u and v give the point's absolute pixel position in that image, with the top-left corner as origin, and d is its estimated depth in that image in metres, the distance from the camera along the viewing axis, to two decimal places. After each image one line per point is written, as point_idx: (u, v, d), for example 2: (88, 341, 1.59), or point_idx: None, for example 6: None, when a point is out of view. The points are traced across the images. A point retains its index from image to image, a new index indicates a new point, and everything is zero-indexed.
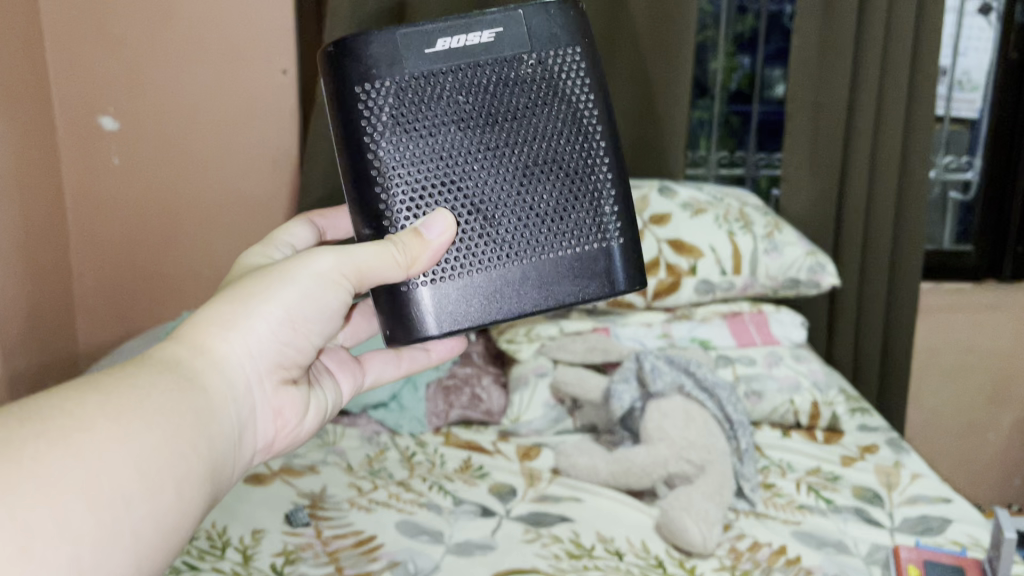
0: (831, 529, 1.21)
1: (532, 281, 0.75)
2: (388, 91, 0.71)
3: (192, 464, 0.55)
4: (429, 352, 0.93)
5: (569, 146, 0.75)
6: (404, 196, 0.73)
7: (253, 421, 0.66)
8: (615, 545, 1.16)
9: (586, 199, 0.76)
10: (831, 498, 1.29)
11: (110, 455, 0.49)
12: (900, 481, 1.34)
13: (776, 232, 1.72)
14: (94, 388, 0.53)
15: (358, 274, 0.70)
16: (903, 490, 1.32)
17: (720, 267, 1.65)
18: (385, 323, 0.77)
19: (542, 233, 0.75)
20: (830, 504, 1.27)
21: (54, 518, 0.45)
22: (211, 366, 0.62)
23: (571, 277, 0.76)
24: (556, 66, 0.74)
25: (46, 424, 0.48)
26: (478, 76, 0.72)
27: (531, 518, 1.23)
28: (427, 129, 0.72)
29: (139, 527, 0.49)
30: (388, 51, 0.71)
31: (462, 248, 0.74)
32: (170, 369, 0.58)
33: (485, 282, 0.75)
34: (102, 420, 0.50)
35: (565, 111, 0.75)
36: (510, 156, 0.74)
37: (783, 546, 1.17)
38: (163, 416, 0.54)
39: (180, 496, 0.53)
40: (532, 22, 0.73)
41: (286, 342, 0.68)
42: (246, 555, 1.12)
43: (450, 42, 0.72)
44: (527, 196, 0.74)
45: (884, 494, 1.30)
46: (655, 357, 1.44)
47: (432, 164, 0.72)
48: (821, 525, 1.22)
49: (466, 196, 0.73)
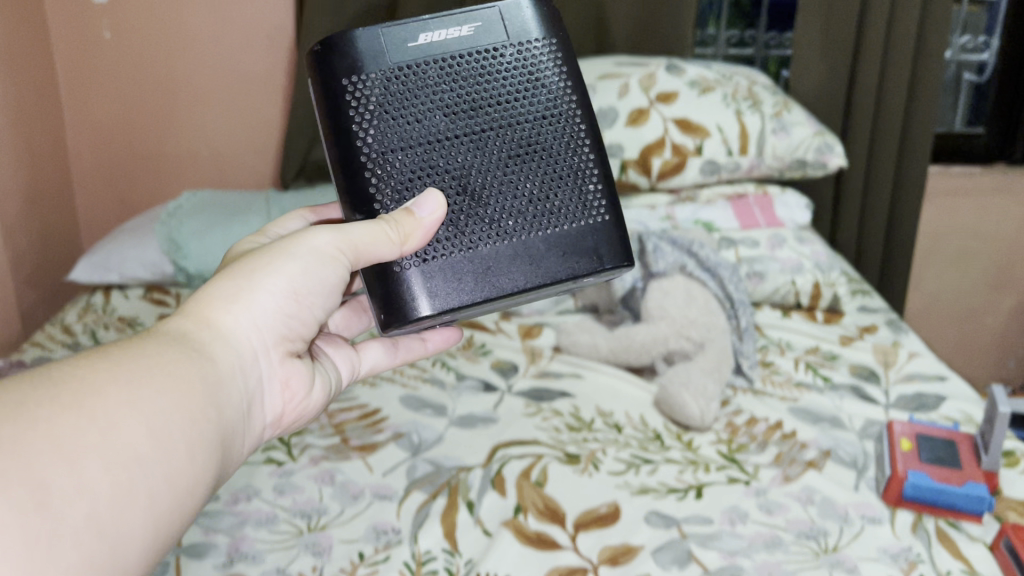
0: (827, 405, 1.23)
1: (525, 260, 0.71)
2: (373, 81, 0.68)
3: (205, 430, 0.52)
4: (426, 342, 0.88)
5: (555, 131, 0.72)
6: (392, 182, 0.69)
7: (258, 392, 0.63)
8: (614, 419, 1.19)
9: (571, 178, 0.73)
10: (829, 375, 1.31)
11: (124, 418, 0.46)
12: (897, 360, 1.35)
13: (785, 111, 1.68)
14: (103, 357, 0.50)
15: (355, 249, 0.66)
16: (900, 368, 1.33)
17: (727, 147, 1.62)
18: (378, 307, 0.71)
19: (533, 216, 0.71)
20: (827, 382, 1.29)
21: (72, 474, 0.42)
22: (219, 338, 0.59)
23: (565, 256, 0.72)
24: (535, 55, 0.72)
25: (57, 389, 0.46)
26: (460, 66, 0.70)
27: (532, 393, 1.25)
28: (413, 115, 0.69)
29: (157, 490, 0.46)
30: (371, 43, 0.68)
31: (450, 229, 0.70)
32: (178, 341, 0.55)
33: (477, 263, 0.70)
34: (112, 386, 0.48)
35: (548, 97, 0.72)
36: (497, 141, 0.70)
37: (779, 421, 1.19)
38: (172, 383, 0.51)
39: (195, 462, 0.50)
40: (508, 17, 0.72)
41: (291, 314, 0.66)
42: None
43: (432, 35, 0.70)
44: (516, 179, 0.71)
45: (880, 372, 1.32)
46: (658, 238, 1.44)
47: (419, 150, 0.69)
48: (817, 401, 1.24)
49: (454, 180, 0.69)
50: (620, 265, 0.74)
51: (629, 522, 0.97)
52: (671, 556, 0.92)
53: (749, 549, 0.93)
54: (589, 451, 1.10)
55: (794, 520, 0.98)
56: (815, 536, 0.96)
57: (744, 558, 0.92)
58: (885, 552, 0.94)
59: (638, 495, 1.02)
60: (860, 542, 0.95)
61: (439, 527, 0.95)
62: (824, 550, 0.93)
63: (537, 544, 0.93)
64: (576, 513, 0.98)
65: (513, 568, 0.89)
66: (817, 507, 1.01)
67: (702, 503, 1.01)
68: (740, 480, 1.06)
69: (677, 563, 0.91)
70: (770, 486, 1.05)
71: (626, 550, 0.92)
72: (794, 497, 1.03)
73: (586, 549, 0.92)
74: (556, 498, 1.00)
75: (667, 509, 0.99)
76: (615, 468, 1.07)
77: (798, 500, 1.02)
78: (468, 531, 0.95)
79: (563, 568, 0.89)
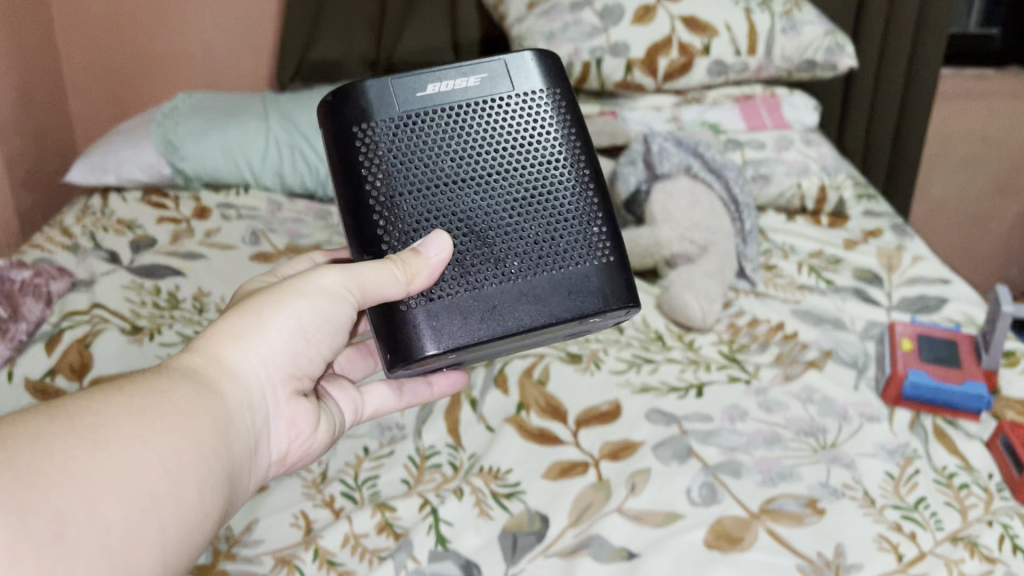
0: (829, 307, 1.23)
1: (533, 299, 0.63)
2: (381, 129, 0.64)
3: (214, 468, 0.49)
4: (432, 386, 0.79)
5: (565, 178, 0.66)
6: (400, 228, 0.63)
7: (263, 430, 0.58)
8: None
9: (583, 221, 0.66)
10: (831, 279, 1.30)
11: (135, 451, 0.44)
12: (901, 264, 1.35)
13: (797, 9, 1.62)
14: (115, 389, 0.48)
15: (363, 289, 0.61)
16: (903, 272, 1.33)
17: (735, 47, 1.58)
18: (382, 348, 0.64)
19: (543, 256, 0.64)
20: (830, 285, 1.29)
21: (81, 506, 0.40)
22: (227, 376, 0.55)
23: (576, 297, 0.64)
24: (544, 106, 0.67)
25: (70, 421, 0.44)
26: (469, 116, 0.65)
27: None
28: (419, 161, 0.64)
29: (166, 525, 0.44)
30: (380, 91, 0.64)
31: (455, 268, 0.63)
32: (187, 375, 0.52)
33: (482, 303, 0.63)
34: (122, 419, 0.45)
35: (558, 147, 0.67)
36: (506, 187, 0.65)
37: (780, 322, 1.19)
38: (184, 417, 0.49)
39: (205, 497, 0.47)
40: (517, 69, 0.68)
41: (297, 352, 0.61)
42: None
43: (440, 85, 0.65)
44: (526, 223, 0.64)
45: (884, 275, 1.32)
46: (665, 138, 1.40)
47: (426, 195, 0.63)
48: (820, 303, 1.24)
49: (461, 225, 0.63)
50: (627, 306, 0.66)
51: (630, 419, 0.98)
52: (671, 451, 0.93)
53: (748, 445, 0.94)
54: (590, 351, 1.10)
55: (794, 418, 0.99)
56: (814, 434, 0.97)
57: (743, 453, 0.93)
58: (882, 449, 0.95)
59: (639, 394, 1.02)
60: (858, 439, 0.96)
61: (443, 423, 0.96)
62: (823, 446, 0.95)
63: (539, 440, 0.94)
64: (578, 410, 0.99)
65: (515, 462, 0.91)
66: (816, 406, 1.02)
67: (702, 401, 1.02)
68: (740, 380, 1.06)
69: (677, 458, 0.92)
70: (771, 385, 1.05)
71: (627, 445, 0.93)
72: (794, 395, 1.03)
73: (587, 445, 0.94)
74: (558, 396, 1.01)
75: (668, 407, 1.00)
76: (616, 367, 1.07)
77: (798, 398, 1.03)
78: (471, 427, 0.96)
79: (564, 463, 0.91)
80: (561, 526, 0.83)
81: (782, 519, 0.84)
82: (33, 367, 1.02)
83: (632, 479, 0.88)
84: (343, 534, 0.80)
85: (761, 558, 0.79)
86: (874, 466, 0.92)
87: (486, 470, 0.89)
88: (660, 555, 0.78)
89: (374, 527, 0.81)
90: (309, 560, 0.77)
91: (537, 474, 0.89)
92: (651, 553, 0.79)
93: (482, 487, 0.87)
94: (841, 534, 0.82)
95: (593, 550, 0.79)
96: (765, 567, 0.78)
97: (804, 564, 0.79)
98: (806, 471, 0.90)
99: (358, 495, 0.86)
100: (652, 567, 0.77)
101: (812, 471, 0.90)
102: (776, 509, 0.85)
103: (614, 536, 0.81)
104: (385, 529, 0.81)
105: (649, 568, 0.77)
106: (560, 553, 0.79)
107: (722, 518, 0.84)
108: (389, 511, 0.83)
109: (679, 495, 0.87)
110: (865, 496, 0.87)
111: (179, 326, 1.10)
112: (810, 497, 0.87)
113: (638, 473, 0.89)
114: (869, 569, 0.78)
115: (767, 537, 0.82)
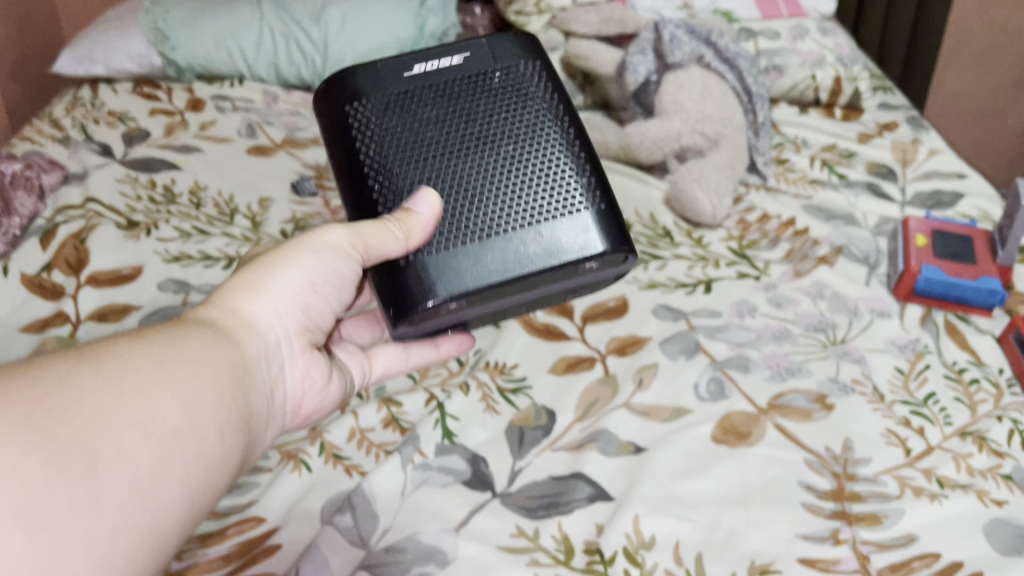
0: (842, 202, 1.20)
1: (528, 250, 0.58)
2: (368, 110, 0.61)
3: (235, 414, 0.46)
4: (440, 348, 0.72)
5: (554, 135, 0.62)
6: (389, 199, 0.59)
7: (277, 380, 0.55)
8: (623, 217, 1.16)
9: (575, 174, 0.61)
10: (845, 173, 1.27)
11: (156, 398, 0.42)
12: (916, 158, 1.31)
13: None
14: (134, 334, 0.45)
15: (366, 246, 0.57)
16: (918, 166, 1.29)
17: None
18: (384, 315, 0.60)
19: (538, 209, 0.59)
20: (843, 180, 1.25)
21: (105, 452, 0.38)
22: (242, 326, 0.52)
23: (573, 248, 0.58)
24: (528, 72, 0.63)
25: (95, 362, 0.41)
26: (453, 88, 0.62)
27: None
28: (405, 132, 0.60)
29: (189, 472, 0.42)
30: (366, 77, 0.62)
31: (446, 229, 0.58)
32: (205, 325, 0.49)
33: (476, 259, 0.58)
34: (144, 362, 0.43)
35: (545, 107, 0.62)
36: (496, 147, 0.60)
37: (792, 218, 1.17)
38: (201, 360, 0.46)
39: (225, 440, 0.45)
40: (499, 45, 0.64)
41: (305, 307, 0.58)
42: (256, 221, 1.10)
43: (423, 66, 0.63)
44: (518, 180, 0.59)
45: (898, 170, 1.28)
46: (677, 26, 1.33)
47: (412, 164, 0.60)
48: (832, 199, 1.21)
49: (450, 189, 0.59)
50: (623, 252, 0.60)
51: (637, 315, 0.96)
52: (678, 347, 0.92)
53: (756, 341, 0.93)
54: None
55: (804, 314, 0.98)
56: (824, 330, 0.95)
57: (752, 349, 0.92)
58: (892, 345, 0.94)
59: (647, 290, 1.00)
60: (868, 335, 0.95)
61: None
62: (832, 343, 0.94)
63: (545, 336, 0.93)
64: (584, 306, 0.97)
65: (521, 358, 0.90)
66: (826, 302, 1.00)
67: (711, 298, 1.00)
68: (750, 276, 1.04)
69: (684, 353, 0.91)
70: (781, 282, 1.04)
71: (634, 341, 0.92)
72: (804, 292, 1.02)
73: (594, 341, 0.92)
74: None
75: (676, 303, 0.99)
76: None
77: (808, 295, 1.01)
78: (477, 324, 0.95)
79: (571, 359, 0.90)
80: (568, 420, 0.82)
81: (790, 415, 0.83)
82: (29, 262, 0.99)
83: (639, 374, 0.87)
84: (349, 429, 0.79)
85: (769, 452, 0.79)
86: (884, 362, 0.91)
87: (491, 365, 0.88)
88: (668, 449, 0.78)
89: (380, 423, 0.80)
90: (315, 454, 0.76)
91: (543, 370, 0.88)
92: (658, 447, 0.78)
93: (488, 383, 0.86)
94: (849, 429, 0.82)
95: (600, 444, 0.79)
96: (773, 461, 0.78)
97: (812, 458, 0.78)
98: (816, 367, 0.89)
99: (363, 390, 0.85)
100: (660, 460, 0.77)
101: (822, 367, 0.89)
102: (784, 404, 0.84)
103: (621, 430, 0.80)
104: (391, 425, 0.80)
105: (657, 461, 0.77)
106: (567, 447, 0.79)
107: (729, 413, 0.83)
108: (395, 406, 0.82)
109: (686, 390, 0.86)
110: (874, 392, 0.87)
111: (176, 222, 1.08)
112: (819, 392, 0.86)
113: (646, 368, 0.88)
114: (877, 463, 0.78)
115: (776, 432, 0.81)
